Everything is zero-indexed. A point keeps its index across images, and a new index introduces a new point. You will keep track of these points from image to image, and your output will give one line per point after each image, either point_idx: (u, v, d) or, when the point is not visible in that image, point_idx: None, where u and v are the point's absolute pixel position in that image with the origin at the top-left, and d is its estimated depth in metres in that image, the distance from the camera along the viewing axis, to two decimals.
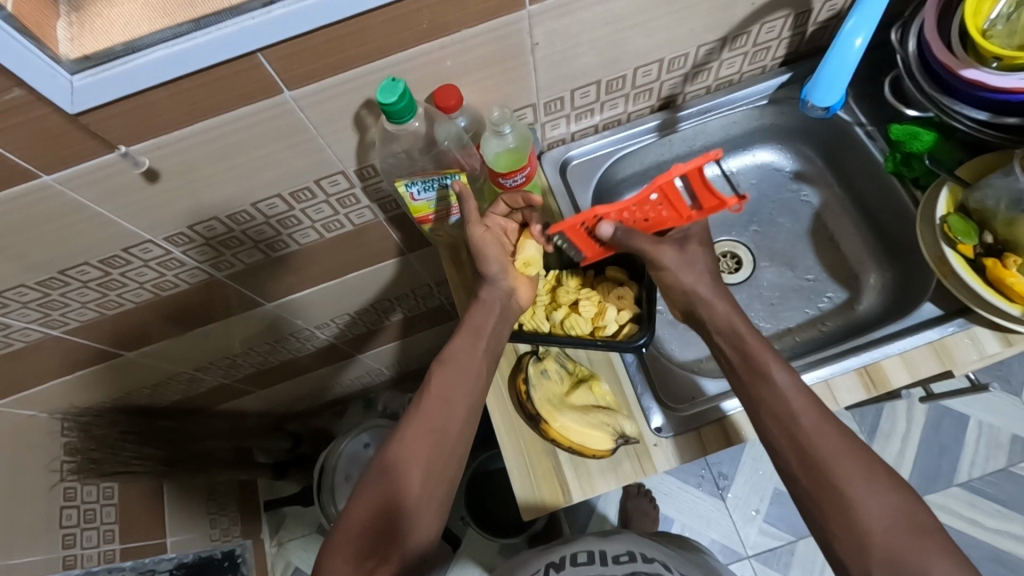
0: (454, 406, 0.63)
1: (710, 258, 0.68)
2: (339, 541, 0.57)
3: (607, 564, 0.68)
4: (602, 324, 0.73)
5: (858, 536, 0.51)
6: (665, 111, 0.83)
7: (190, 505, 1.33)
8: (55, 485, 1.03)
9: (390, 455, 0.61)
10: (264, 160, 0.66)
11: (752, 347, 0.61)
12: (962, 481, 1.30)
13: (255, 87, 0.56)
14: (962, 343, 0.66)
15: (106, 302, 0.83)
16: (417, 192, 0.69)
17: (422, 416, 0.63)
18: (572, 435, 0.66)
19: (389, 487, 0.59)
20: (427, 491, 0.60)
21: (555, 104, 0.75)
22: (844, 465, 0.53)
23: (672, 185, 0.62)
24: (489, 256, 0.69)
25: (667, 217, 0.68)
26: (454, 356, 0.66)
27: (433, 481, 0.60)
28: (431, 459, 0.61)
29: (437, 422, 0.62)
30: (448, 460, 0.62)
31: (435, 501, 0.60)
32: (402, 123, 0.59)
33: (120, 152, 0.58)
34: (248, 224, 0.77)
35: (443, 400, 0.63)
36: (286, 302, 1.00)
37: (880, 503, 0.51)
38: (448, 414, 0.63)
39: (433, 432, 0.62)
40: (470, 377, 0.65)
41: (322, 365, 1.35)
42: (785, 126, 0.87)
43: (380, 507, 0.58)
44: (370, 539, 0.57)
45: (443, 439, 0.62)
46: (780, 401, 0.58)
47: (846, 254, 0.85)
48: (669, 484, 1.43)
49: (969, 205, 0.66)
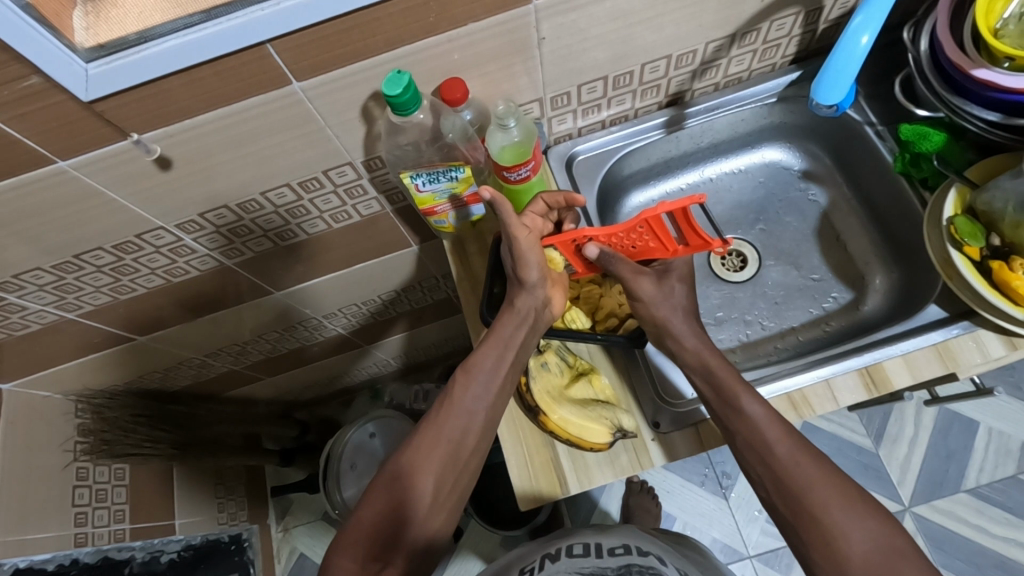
0: (474, 421, 0.63)
1: (689, 293, 0.68)
2: (346, 542, 0.57)
3: (602, 556, 0.69)
4: (602, 319, 0.75)
5: (834, 558, 0.51)
6: (672, 107, 0.83)
7: (198, 489, 1.36)
8: (69, 464, 1.06)
9: (403, 463, 0.61)
10: (276, 148, 0.67)
11: (723, 378, 0.62)
12: (970, 487, 1.32)
13: (265, 78, 0.57)
14: (966, 346, 0.66)
15: (120, 286, 0.84)
16: (422, 183, 0.69)
17: (439, 424, 0.63)
18: (570, 427, 0.67)
19: (400, 493, 0.59)
20: (438, 497, 0.61)
21: (562, 98, 0.75)
22: (822, 490, 0.53)
23: (658, 221, 0.64)
24: (530, 262, 0.67)
25: (654, 249, 0.69)
26: (479, 366, 0.65)
27: (445, 490, 0.61)
28: (443, 469, 0.61)
29: (456, 433, 0.62)
30: (460, 471, 0.62)
31: (440, 508, 0.61)
32: (408, 115, 0.59)
33: (133, 139, 0.59)
34: (258, 213, 0.78)
35: (462, 413, 0.63)
36: (294, 291, 1.01)
37: (859, 527, 0.51)
38: (466, 428, 0.63)
39: (450, 442, 0.62)
40: (492, 388, 0.64)
41: (330, 355, 1.37)
42: (794, 124, 0.87)
43: (388, 509, 0.58)
44: (376, 542, 0.57)
45: (457, 451, 0.62)
46: (754, 431, 0.58)
47: (853, 254, 0.84)
48: (671, 482, 1.47)
49: (977, 206, 0.65)
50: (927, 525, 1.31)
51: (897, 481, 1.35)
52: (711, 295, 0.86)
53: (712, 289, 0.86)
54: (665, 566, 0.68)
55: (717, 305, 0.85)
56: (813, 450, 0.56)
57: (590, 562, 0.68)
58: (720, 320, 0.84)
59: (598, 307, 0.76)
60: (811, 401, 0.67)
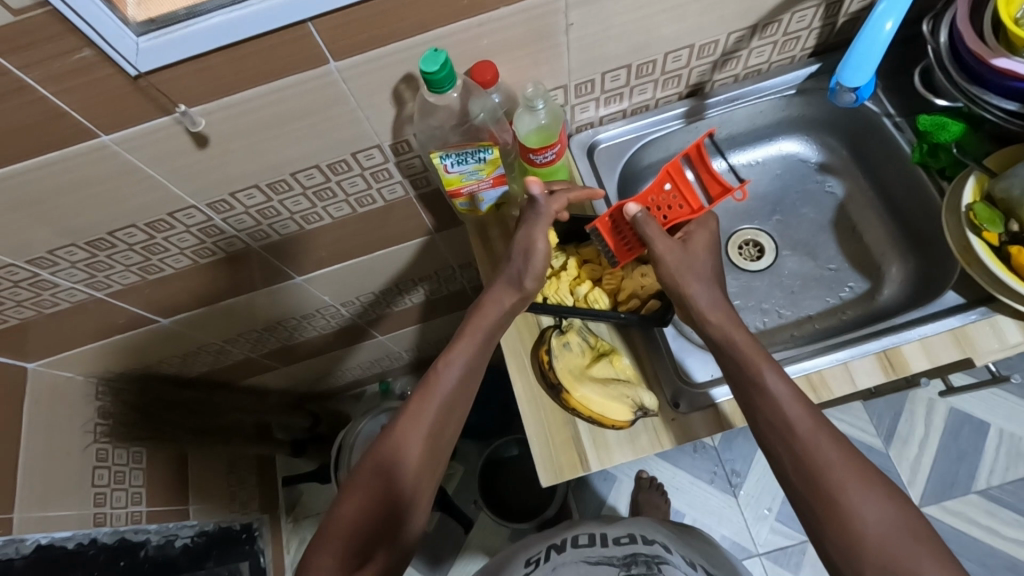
0: (452, 409, 0.65)
1: (715, 267, 0.69)
2: (328, 538, 0.58)
3: (607, 545, 0.71)
4: (624, 299, 0.75)
5: (850, 540, 0.51)
6: (692, 98, 0.85)
7: (210, 475, 1.38)
8: (89, 445, 1.08)
9: (381, 457, 0.62)
10: (307, 129, 0.69)
11: (745, 351, 0.62)
12: (980, 488, 1.36)
13: (304, 57, 0.59)
14: (983, 331, 0.67)
15: (148, 266, 0.86)
16: (451, 164, 0.69)
17: (417, 415, 0.63)
18: (592, 404, 0.68)
19: (380, 487, 0.60)
20: (417, 489, 0.62)
21: (586, 86, 0.76)
22: (841, 472, 0.53)
23: (677, 169, 0.72)
24: (535, 268, 0.68)
25: (680, 214, 0.72)
26: (453, 359, 0.66)
27: (423, 483, 0.63)
28: (422, 460, 0.62)
29: (434, 426, 0.64)
30: (437, 461, 0.64)
31: (424, 494, 0.63)
32: (442, 94, 0.60)
33: (179, 110, 0.61)
34: (286, 195, 0.80)
35: (439, 403, 0.64)
36: (315, 276, 1.03)
37: (878, 509, 0.51)
38: (444, 415, 0.65)
39: (428, 435, 0.63)
40: (466, 379, 0.66)
41: (343, 345, 1.39)
42: (812, 116, 0.88)
43: (370, 504, 0.59)
44: (358, 538, 0.58)
45: (435, 443, 0.64)
46: (775, 408, 0.58)
47: (869, 245, 0.85)
48: (681, 479, 1.49)
49: (995, 193, 0.66)
50: (938, 526, 1.35)
51: (907, 482, 1.39)
52: (728, 283, 0.87)
53: (729, 277, 0.87)
54: (670, 555, 0.69)
55: (734, 293, 0.86)
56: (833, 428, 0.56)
57: (596, 551, 0.69)
58: (738, 308, 0.85)
59: (620, 288, 0.75)
60: (829, 383, 0.68)
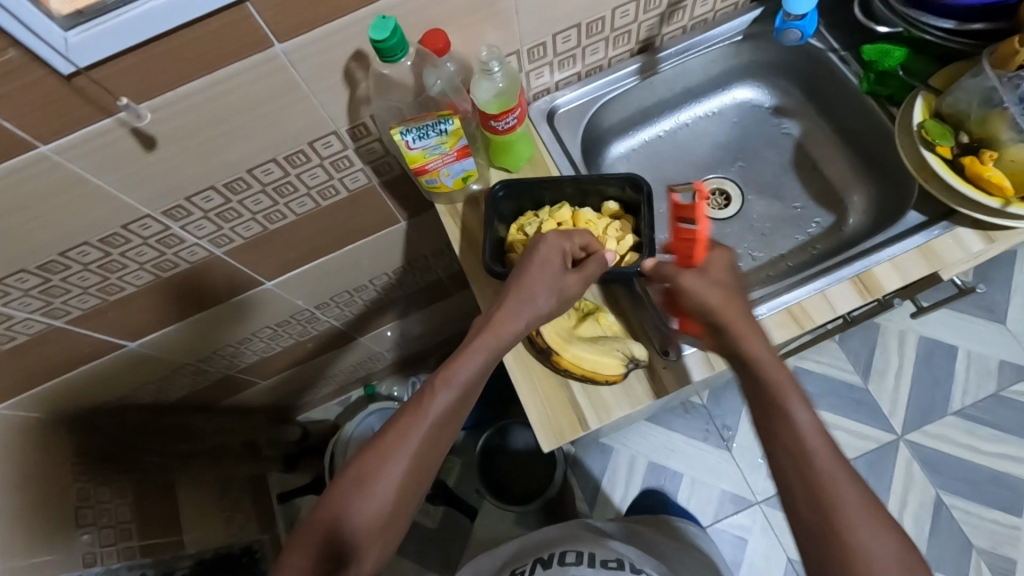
0: (444, 429, 0.61)
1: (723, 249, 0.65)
2: (301, 542, 0.58)
3: (595, 566, 0.85)
4: (602, 247, 0.72)
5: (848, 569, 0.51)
6: (644, 54, 0.85)
7: (202, 504, 1.32)
8: (68, 486, 1.03)
9: (364, 470, 0.59)
10: (261, 119, 0.67)
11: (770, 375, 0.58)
12: (957, 409, 1.42)
13: (246, 41, 0.57)
14: (947, 244, 0.69)
15: (108, 286, 0.83)
16: (412, 139, 0.67)
17: (406, 431, 0.60)
18: (583, 363, 0.68)
19: (357, 503, 0.58)
20: (395, 511, 0.59)
21: (538, 49, 0.76)
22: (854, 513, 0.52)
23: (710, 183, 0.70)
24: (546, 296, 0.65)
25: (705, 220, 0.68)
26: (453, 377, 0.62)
27: (403, 504, 0.59)
28: (404, 481, 0.59)
29: (421, 446, 0.60)
30: (421, 480, 0.61)
31: (403, 515, 0.60)
32: (395, 63, 0.59)
33: (122, 103, 0.57)
34: (245, 194, 0.77)
35: (431, 422, 0.61)
36: (285, 280, 1.01)
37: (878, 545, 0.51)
38: (434, 434, 0.61)
39: (415, 456, 0.60)
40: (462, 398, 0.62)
41: (323, 351, 1.36)
42: (761, 61, 0.89)
43: (345, 518, 0.58)
44: (328, 548, 0.57)
45: (421, 463, 0.60)
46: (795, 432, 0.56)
47: (830, 180, 0.87)
48: (676, 441, 1.51)
49: (944, 110, 0.68)
50: (922, 450, 1.41)
51: (889, 413, 1.44)
52: None
53: None
54: None
55: None
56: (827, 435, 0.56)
57: (584, 570, 0.85)
58: None
59: (596, 238, 0.72)
60: (810, 311, 0.69)
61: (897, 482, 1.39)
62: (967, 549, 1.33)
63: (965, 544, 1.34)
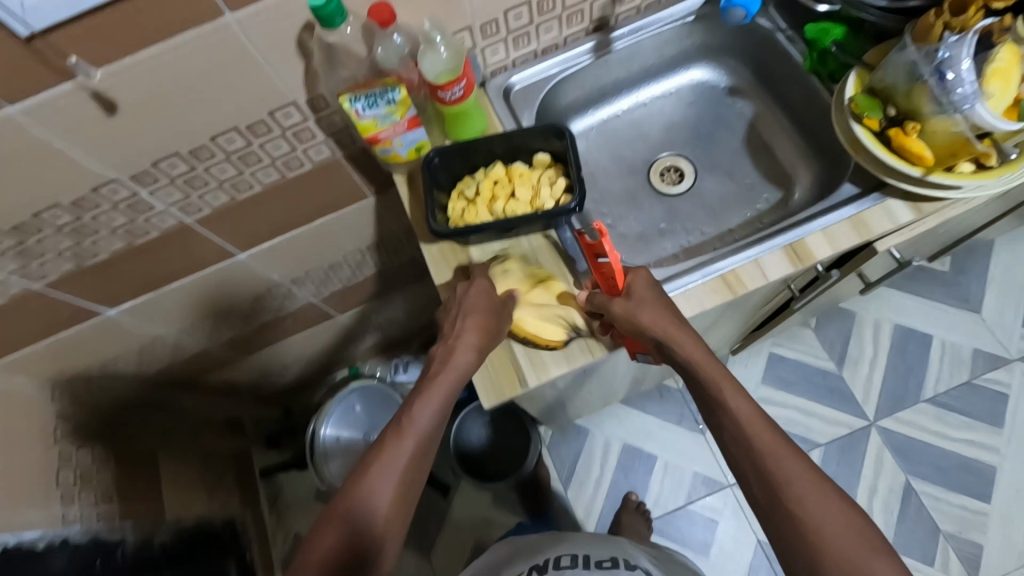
0: (429, 445, 0.65)
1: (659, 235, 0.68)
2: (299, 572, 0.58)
3: (590, 567, 0.76)
4: (539, 203, 0.75)
5: (809, 547, 0.54)
6: (599, 33, 0.88)
7: (186, 475, 1.35)
8: (50, 448, 1.07)
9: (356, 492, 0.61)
10: (219, 87, 0.70)
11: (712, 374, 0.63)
12: (929, 397, 1.43)
13: (197, 9, 0.60)
14: (878, 215, 0.72)
15: (82, 250, 0.86)
16: (362, 108, 0.71)
17: (396, 451, 0.63)
18: (527, 327, 0.71)
19: (353, 523, 0.60)
20: (389, 528, 0.61)
21: (490, 26, 0.79)
22: (801, 484, 0.55)
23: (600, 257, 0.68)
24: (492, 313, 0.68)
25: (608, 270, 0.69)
26: (434, 396, 0.65)
27: (395, 521, 0.62)
28: (396, 498, 0.62)
29: (411, 465, 0.63)
30: (410, 497, 0.64)
31: (396, 530, 0.62)
32: (334, 29, 0.63)
33: (71, 61, 0.60)
34: (210, 161, 0.81)
35: (418, 438, 0.64)
36: (258, 251, 1.04)
37: (827, 515, 0.54)
38: (422, 451, 0.64)
39: (405, 474, 0.62)
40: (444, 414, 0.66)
41: (304, 328, 1.40)
42: (715, 42, 0.92)
43: (344, 540, 0.59)
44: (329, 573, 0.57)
45: (410, 479, 0.63)
46: (738, 427, 0.60)
47: (779, 157, 0.90)
48: (651, 425, 1.53)
49: (875, 84, 0.71)
50: (894, 438, 1.42)
51: (862, 400, 1.45)
52: (654, 209, 0.91)
53: (653, 204, 0.91)
54: None
55: (660, 218, 0.90)
56: (767, 419, 0.60)
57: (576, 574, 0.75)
58: (664, 231, 0.89)
59: (534, 196, 0.75)
60: (742, 278, 0.72)
61: (867, 467, 1.40)
62: (934, 535, 1.34)
63: (933, 530, 1.34)
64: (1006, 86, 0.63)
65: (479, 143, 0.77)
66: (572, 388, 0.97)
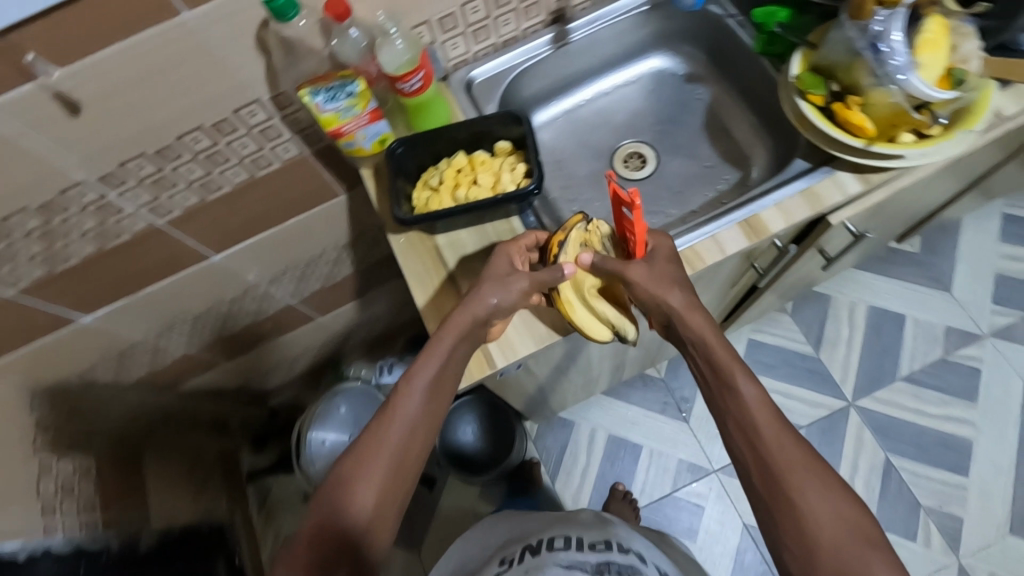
0: (419, 424, 0.64)
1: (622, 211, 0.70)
2: (290, 555, 0.57)
3: (583, 550, 0.77)
4: (499, 187, 0.76)
5: (803, 538, 0.53)
6: (557, 25, 0.90)
7: (171, 482, 1.34)
8: (30, 457, 1.06)
9: (345, 473, 0.61)
10: (180, 85, 0.71)
11: (722, 357, 0.63)
12: (905, 374, 1.46)
13: (154, 6, 0.62)
14: (828, 187, 0.74)
15: (53, 255, 0.87)
16: (323, 101, 0.72)
17: (382, 430, 0.63)
18: (580, 314, 0.71)
19: (341, 503, 0.59)
20: (381, 507, 0.60)
21: (449, 20, 0.81)
22: (786, 472, 0.57)
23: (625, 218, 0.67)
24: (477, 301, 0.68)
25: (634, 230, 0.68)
26: (420, 374, 0.65)
27: (387, 501, 0.61)
28: (386, 478, 0.61)
29: (399, 443, 0.63)
30: (404, 478, 0.62)
31: (390, 512, 0.61)
32: (288, 22, 0.65)
33: (30, 58, 0.61)
34: (177, 161, 0.82)
35: (405, 419, 0.63)
36: (232, 253, 1.05)
37: (829, 511, 0.54)
38: (412, 429, 0.64)
39: (393, 452, 0.62)
40: (433, 393, 0.65)
41: (284, 331, 1.40)
42: (671, 30, 0.95)
43: (332, 521, 0.58)
44: (319, 555, 0.57)
45: (401, 458, 0.62)
46: (743, 412, 0.60)
47: (738, 139, 0.92)
48: (634, 413, 1.55)
49: (818, 62, 0.73)
50: (872, 416, 1.44)
51: (840, 380, 1.48)
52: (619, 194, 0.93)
53: (618, 189, 0.93)
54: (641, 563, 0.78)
55: None
56: (772, 406, 0.60)
57: (572, 555, 0.76)
58: None
59: (495, 180, 0.77)
60: (702, 254, 0.74)
61: (848, 446, 1.42)
62: (915, 510, 1.36)
63: (913, 505, 1.36)
64: (936, 56, 0.66)
65: (441, 133, 0.79)
66: (548, 375, 0.98)
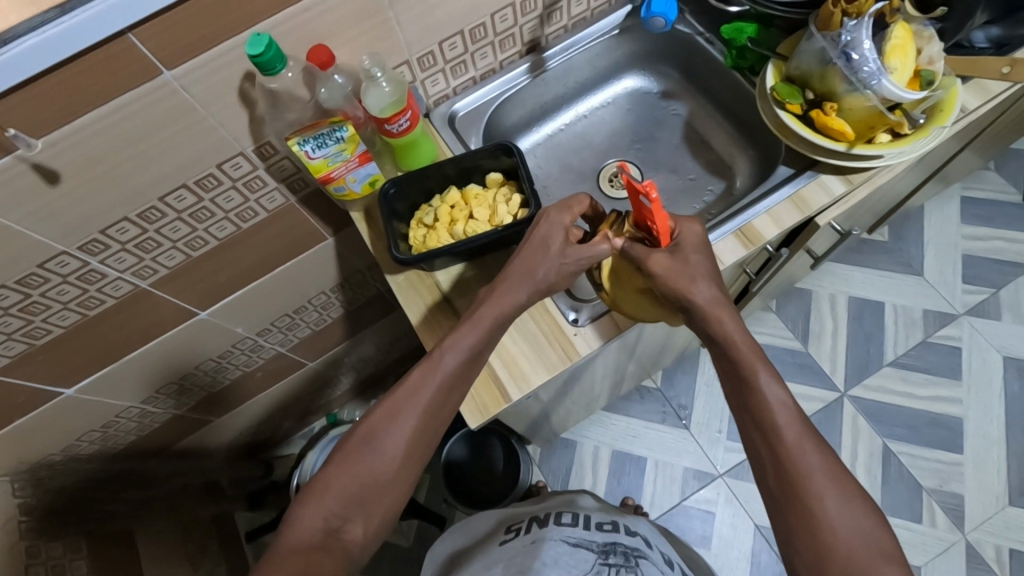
0: (451, 389, 0.64)
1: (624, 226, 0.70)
2: (314, 496, 0.59)
3: (590, 529, 0.91)
4: (497, 220, 0.76)
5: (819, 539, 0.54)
6: (532, 54, 0.92)
7: (167, 551, 1.27)
8: (15, 544, 0.99)
9: (375, 424, 0.62)
10: (163, 145, 0.70)
11: (741, 354, 0.63)
12: (890, 359, 1.50)
13: (134, 69, 0.61)
14: (814, 190, 0.77)
15: (33, 330, 0.83)
16: (312, 149, 0.71)
17: (416, 389, 0.63)
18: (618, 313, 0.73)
19: (368, 456, 0.60)
20: (405, 462, 0.62)
21: (428, 58, 0.81)
22: (810, 470, 0.57)
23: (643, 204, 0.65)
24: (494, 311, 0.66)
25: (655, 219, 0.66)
26: (458, 341, 0.65)
27: (411, 457, 0.62)
28: (414, 436, 0.62)
29: (432, 404, 0.63)
30: (429, 437, 0.64)
31: (412, 467, 0.63)
32: (276, 74, 0.64)
33: (11, 133, 0.59)
34: (161, 222, 0.80)
35: (440, 382, 0.64)
36: (219, 308, 1.02)
37: (846, 514, 0.54)
38: (444, 392, 0.64)
39: (424, 412, 0.63)
40: (469, 362, 0.65)
41: (274, 381, 1.37)
42: (642, 51, 0.97)
43: (359, 471, 0.60)
44: (341, 499, 0.59)
45: (429, 419, 0.63)
46: (765, 407, 0.60)
47: (717, 150, 0.95)
48: (636, 426, 1.55)
49: (792, 72, 0.77)
50: (865, 404, 1.47)
51: (830, 371, 1.51)
52: None
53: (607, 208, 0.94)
54: (642, 543, 0.90)
55: None
56: (795, 408, 0.60)
57: (578, 532, 0.90)
58: None
59: (492, 213, 0.77)
60: None
61: (846, 436, 1.45)
62: (917, 492, 1.39)
63: (915, 487, 1.39)
64: (904, 61, 0.70)
65: (431, 170, 0.79)
66: (555, 398, 0.98)
